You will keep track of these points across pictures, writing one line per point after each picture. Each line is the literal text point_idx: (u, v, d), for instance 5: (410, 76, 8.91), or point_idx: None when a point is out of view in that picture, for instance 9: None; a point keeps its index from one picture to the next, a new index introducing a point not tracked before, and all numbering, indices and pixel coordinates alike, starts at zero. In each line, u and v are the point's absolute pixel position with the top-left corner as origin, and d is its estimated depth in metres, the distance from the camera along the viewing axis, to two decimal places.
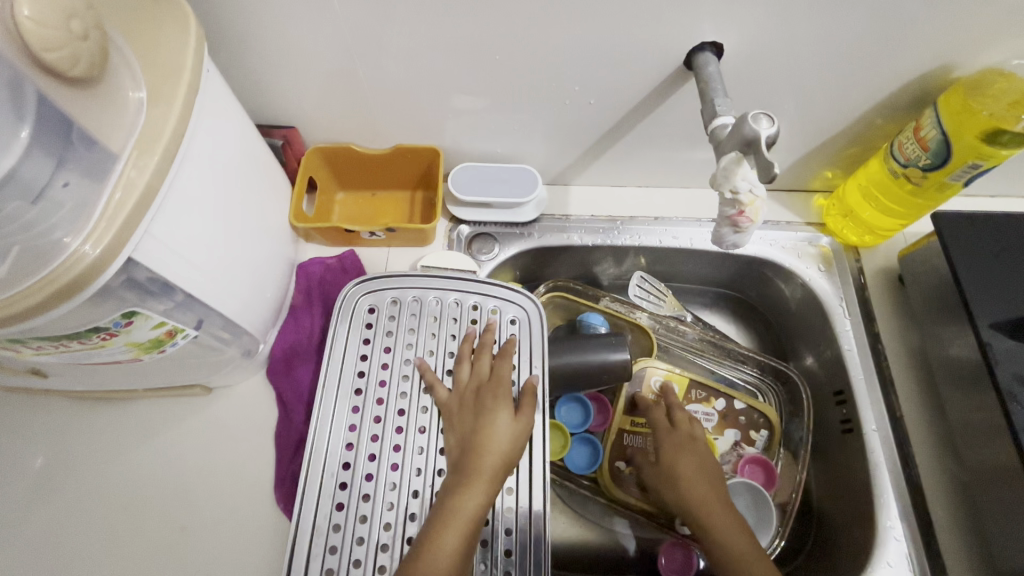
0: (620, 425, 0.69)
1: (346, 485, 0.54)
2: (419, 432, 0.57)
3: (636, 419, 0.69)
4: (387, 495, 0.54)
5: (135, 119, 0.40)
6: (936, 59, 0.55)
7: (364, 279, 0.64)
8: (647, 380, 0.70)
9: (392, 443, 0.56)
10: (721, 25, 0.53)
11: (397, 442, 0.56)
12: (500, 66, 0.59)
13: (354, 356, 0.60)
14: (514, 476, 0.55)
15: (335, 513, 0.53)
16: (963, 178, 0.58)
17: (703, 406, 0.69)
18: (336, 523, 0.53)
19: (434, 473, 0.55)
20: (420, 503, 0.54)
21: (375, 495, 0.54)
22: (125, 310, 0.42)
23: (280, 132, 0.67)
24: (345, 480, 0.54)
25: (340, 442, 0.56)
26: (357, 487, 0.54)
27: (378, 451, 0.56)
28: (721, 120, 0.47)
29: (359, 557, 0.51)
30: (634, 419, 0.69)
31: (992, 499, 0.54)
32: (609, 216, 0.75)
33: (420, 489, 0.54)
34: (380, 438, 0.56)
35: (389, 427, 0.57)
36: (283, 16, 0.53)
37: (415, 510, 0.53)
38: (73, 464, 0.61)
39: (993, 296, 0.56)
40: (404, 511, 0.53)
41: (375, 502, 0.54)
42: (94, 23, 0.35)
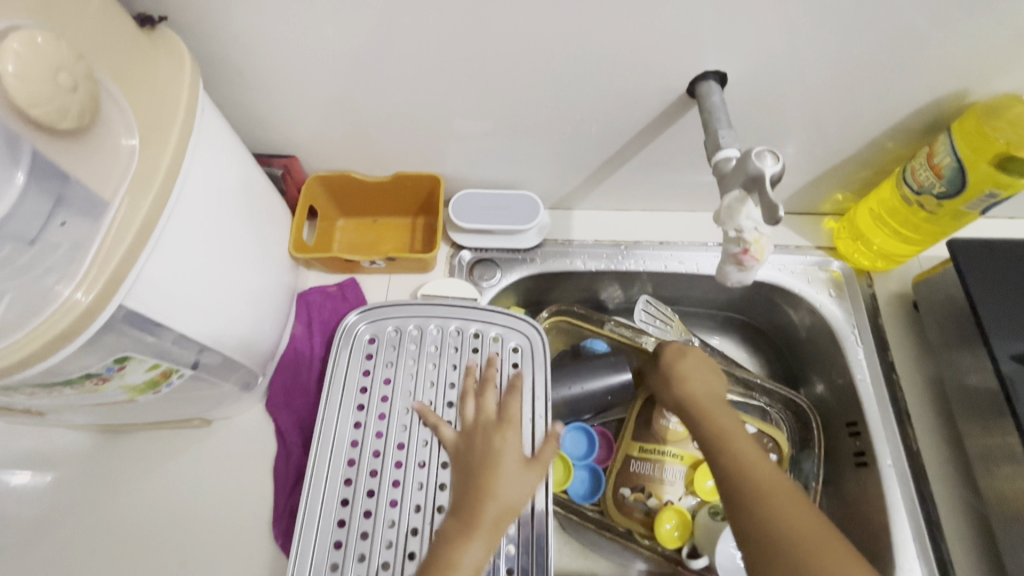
0: (627, 451, 0.67)
1: (344, 522, 0.53)
2: (418, 467, 0.56)
3: (646, 447, 0.67)
4: (386, 533, 0.53)
5: (128, 165, 0.39)
6: (948, 84, 0.53)
7: (364, 308, 0.63)
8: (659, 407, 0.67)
9: (392, 478, 0.55)
10: (724, 54, 0.52)
11: (396, 477, 0.55)
12: (501, 95, 0.59)
13: (354, 388, 0.59)
14: None
15: (333, 551, 0.52)
16: (980, 207, 0.56)
17: None
18: (334, 562, 0.52)
19: (435, 510, 0.54)
20: (419, 541, 0.52)
21: (374, 533, 0.53)
22: (119, 355, 0.42)
23: (280, 162, 0.66)
24: (344, 517, 0.53)
25: (339, 477, 0.55)
26: (355, 525, 0.53)
27: (377, 486, 0.55)
28: (725, 152, 0.46)
29: None
30: (642, 445, 0.67)
31: (1014, 540, 0.52)
32: (613, 240, 0.74)
33: (420, 527, 0.53)
34: (379, 473, 0.55)
35: (389, 462, 0.56)
36: (283, 50, 0.53)
37: (414, 548, 0.52)
38: (73, 498, 0.61)
39: (1014, 328, 0.54)
40: (404, 550, 0.52)
41: (374, 541, 0.52)
42: (85, 74, 0.35)
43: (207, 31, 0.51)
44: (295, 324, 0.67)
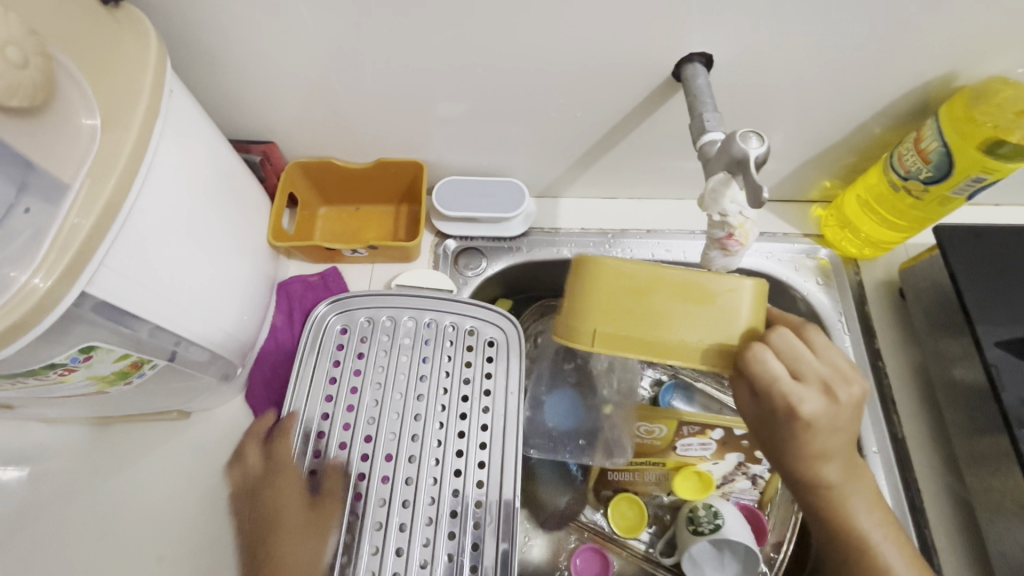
0: (603, 465, 0.65)
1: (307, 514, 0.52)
2: (385, 460, 0.55)
3: (622, 461, 0.64)
4: (348, 526, 0.52)
5: (90, 147, 0.38)
6: (937, 67, 0.53)
7: (335, 299, 0.62)
8: (632, 428, 0.63)
9: (357, 472, 0.54)
10: (709, 35, 0.51)
11: (362, 470, 0.54)
12: (483, 79, 0.57)
13: (323, 380, 0.58)
14: (481, 491, 0.54)
15: None
16: (966, 192, 0.55)
17: (699, 438, 0.60)
18: None
19: (399, 504, 0.53)
20: (383, 536, 0.52)
21: (337, 527, 0.52)
22: (83, 345, 0.41)
23: (259, 148, 0.65)
24: (307, 509, 0.53)
25: (304, 470, 0.54)
26: (318, 518, 0.52)
27: (343, 479, 0.54)
28: (710, 136, 0.45)
29: None
30: (617, 461, 0.64)
31: (998, 529, 0.52)
32: (600, 229, 0.73)
33: (382, 520, 0.52)
34: (345, 466, 0.54)
35: (354, 455, 0.55)
36: (258, 31, 0.52)
37: (376, 543, 0.51)
38: (48, 492, 0.59)
39: (999, 315, 0.54)
40: (366, 545, 0.51)
41: (336, 535, 0.52)
42: (37, 49, 0.33)
43: (176, 10, 0.49)
44: (275, 314, 0.65)
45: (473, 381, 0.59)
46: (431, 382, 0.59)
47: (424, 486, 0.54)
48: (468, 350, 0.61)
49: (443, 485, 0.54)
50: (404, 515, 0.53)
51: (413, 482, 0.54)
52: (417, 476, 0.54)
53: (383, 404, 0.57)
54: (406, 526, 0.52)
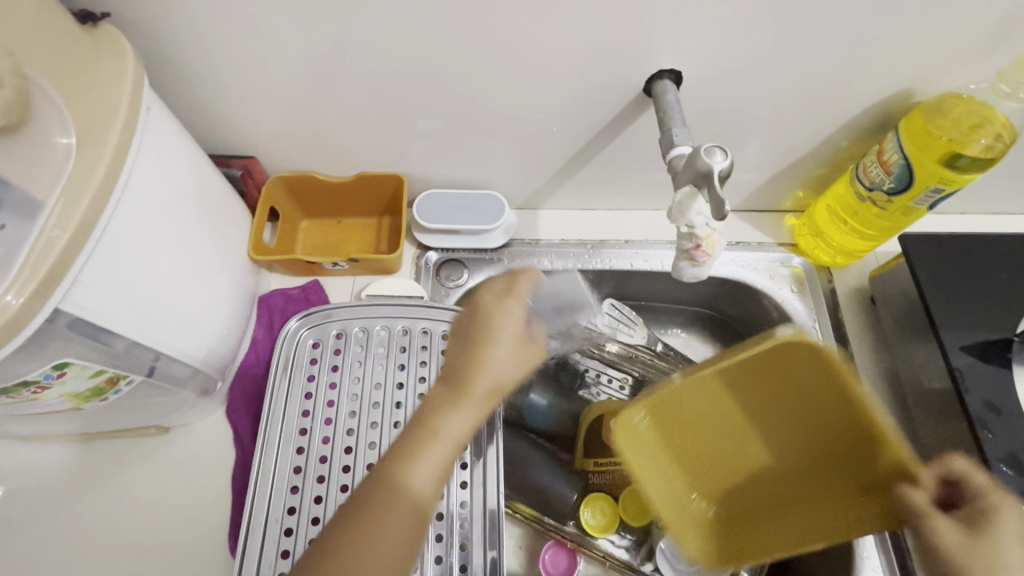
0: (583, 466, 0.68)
1: (291, 531, 0.52)
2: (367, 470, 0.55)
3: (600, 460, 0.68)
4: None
5: (64, 165, 0.38)
6: (895, 84, 0.55)
7: (305, 314, 0.62)
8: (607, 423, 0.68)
9: (338, 484, 0.54)
10: (678, 52, 0.53)
11: (344, 482, 0.54)
12: (460, 95, 0.59)
13: (298, 394, 0.58)
14: (468, 489, 0.55)
15: (280, 561, 0.51)
16: (927, 202, 0.57)
17: None
18: (281, 573, 0.50)
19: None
20: None
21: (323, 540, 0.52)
22: (58, 361, 0.41)
23: (239, 163, 0.65)
24: (290, 525, 0.52)
25: (285, 485, 0.54)
26: (302, 533, 0.52)
27: (325, 492, 0.54)
28: (678, 150, 0.46)
29: None
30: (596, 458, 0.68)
31: None
32: (580, 239, 0.74)
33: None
34: (326, 479, 0.54)
35: (335, 466, 0.55)
36: (236, 50, 0.52)
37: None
38: (23, 511, 0.58)
39: (961, 320, 0.56)
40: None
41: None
42: (13, 70, 0.34)
43: (154, 28, 0.50)
44: (257, 328, 0.65)
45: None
46: (408, 389, 0.59)
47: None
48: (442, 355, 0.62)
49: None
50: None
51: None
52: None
53: (362, 416, 0.58)
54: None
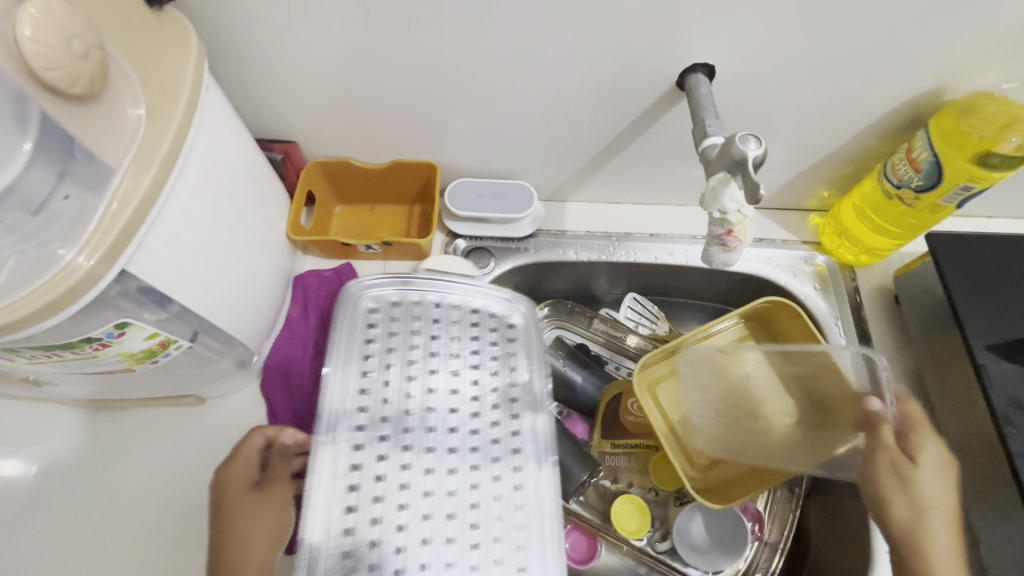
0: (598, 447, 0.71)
1: (351, 507, 0.49)
2: (426, 450, 0.53)
3: (616, 443, 0.70)
4: (394, 520, 0.49)
5: (134, 135, 0.40)
6: (928, 82, 0.56)
7: (365, 279, 0.59)
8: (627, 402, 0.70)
9: (399, 456, 0.52)
10: (712, 48, 0.54)
11: (404, 456, 0.52)
12: (497, 86, 0.60)
13: (355, 370, 0.55)
14: (529, 471, 0.53)
15: (341, 537, 0.48)
16: (956, 200, 0.58)
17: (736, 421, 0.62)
18: (343, 549, 0.48)
19: (444, 495, 0.51)
20: (433, 522, 0.50)
21: (385, 517, 0.49)
22: (119, 321, 0.43)
23: (280, 147, 0.68)
24: (352, 501, 0.50)
25: (342, 458, 0.51)
26: (364, 508, 0.49)
27: (385, 466, 0.51)
28: (711, 139, 0.47)
29: None
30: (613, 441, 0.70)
31: (988, 523, 0.54)
32: (605, 232, 0.76)
33: (429, 511, 0.50)
34: (387, 452, 0.52)
35: (397, 439, 0.53)
36: (285, 36, 0.55)
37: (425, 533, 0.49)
38: (67, 471, 0.61)
39: (987, 318, 0.56)
40: (417, 537, 0.49)
41: (384, 526, 0.49)
42: (96, 43, 0.36)
43: (212, 13, 0.52)
44: (291, 307, 0.68)
45: (500, 359, 0.59)
46: (463, 369, 0.57)
47: (466, 474, 0.52)
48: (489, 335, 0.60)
49: (484, 472, 0.53)
50: (450, 504, 0.51)
51: (455, 471, 0.52)
52: (459, 466, 0.52)
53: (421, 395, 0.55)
54: (455, 515, 0.50)
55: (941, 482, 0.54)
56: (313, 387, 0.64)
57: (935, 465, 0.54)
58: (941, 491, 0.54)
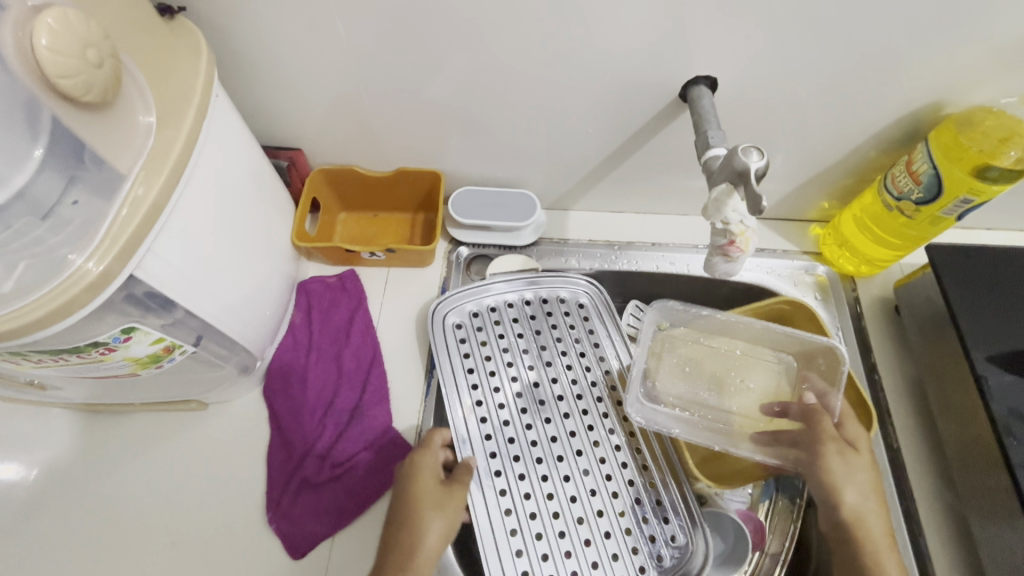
0: None
1: (505, 491, 0.59)
2: (550, 443, 0.62)
3: None
4: (526, 506, 0.59)
5: (144, 141, 0.41)
6: (927, 96, 0.56)
7: (440, 299, 0.68)
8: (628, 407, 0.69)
9: (529, 439, 0.62)
10: (714, 61, 0.55)
11: (533, 438, 0.62)
12: (500, 96, 0.61)
13: (463, 386, 0.64)
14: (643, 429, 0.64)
15: (507, 518, 0.58)
16: (955, 213, 0.59)
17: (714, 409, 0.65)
18: (512, 528, 0.58)
19: (563, 480, 0.60)
20: (574, 484, 0.60)
21: (535, 492, 0.60)
22: (125, 325, 0.43)
23: (286, 154, 0.69)
24: (503, 487, 0.60)
25: (483, 450, 0.61)
26: (515, 490, 0.59)
27: (520, 451, 0.61)
28: (714, 150, 0.48)
29: (545, 551, 0.57)
30: None
31: (990, 535, 0.54)
32: (607, 241, 0.76)
33: (554, 492, 0.60)
34: (517, 439, 0.62)
35: (519, 425, 0.63)
36: (293, 45, 0.56)
37: (556, 509, 0.59)
38: (68, 476, 0.61)
39: (987, 329, 0.56)
40: (572, 517, 0.59)
41: (537, 498, 0.59)
42: (110, 52, 0.37)
43: (222, 23, 0.53)
44: (294, 312, 0.68)
45: (583, 342, 0.69)
46: (556, 364, 0.67)
47: (577, 460, 0.61)
48: (571, 326, 0.70)
49: (591, 457, 0.62)
50: (571, 488, 0.60)
51: (565, 458, 0.61)
52: (568, 453, 0.62)
53: (525, 395, 0.64)
54: (577, 497, 0.60)
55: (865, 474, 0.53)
56: (315, 392, 0.64)
57: (865, 460, 0.54)
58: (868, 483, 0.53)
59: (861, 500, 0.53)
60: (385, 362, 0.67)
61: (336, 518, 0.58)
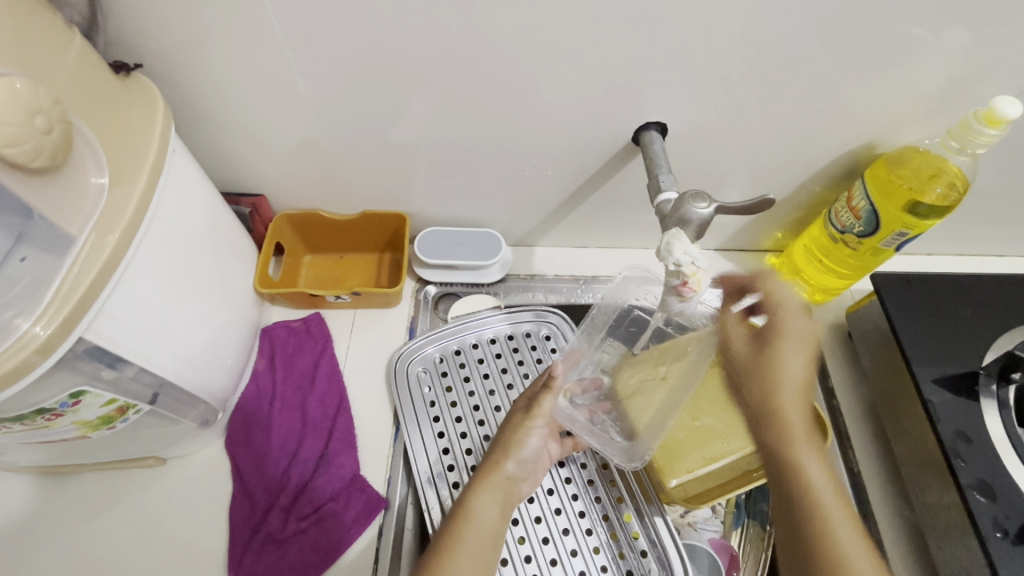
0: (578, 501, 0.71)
1: None
2: None
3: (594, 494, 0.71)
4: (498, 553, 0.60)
5: (95, 203, 0.41)
6: (860, 137, 0.60)
7: (401, 352, 0.68)
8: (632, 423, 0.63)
9: None
10: (662, 108, 0.58)
11: None
12: (461, 142, 0.63)
13: (429, 433, 0.64)
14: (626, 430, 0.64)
15: None
16: (894, 244, 0.62)
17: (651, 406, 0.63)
18: None
19: (535, 522, 0.62)
20: (546, 526, 0.62)
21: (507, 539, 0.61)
22: (74, 390, 0.42)
23: (248, 201, 0.69)
24: None
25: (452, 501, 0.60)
26: None
27: None
28: (664, 195, 0.50)
29: None
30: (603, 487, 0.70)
31: (946, 556, 0.55)
32: (572, 275, 0.78)
33: (526, 535, 0.62)
34: None
35: None
36: (255, 97, 0.56)
37: (528, 553, 0.61)
38: (7, 546, 0.57)
39: (931, 354, 0.59)
40: (545, 560, 0.60)
41: (509, 544, 0.61)
42: (59, 116, 0.37)
43: (181, 78, 0.54)
44: (257, 359, 0.67)
45: None
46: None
47: (547, 500, 0.64)
48: (538, 361, 0.71)
49: (562, 495, 0.64)
50: (543, 529, 0.62)
51: (537, 500, 0.64)
52: (538, 494, 0.64)
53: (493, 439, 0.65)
54: (550, 538, 0.62)
55: (798, 365, 0.48)
56: (280, 443, 0.62)
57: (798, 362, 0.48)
58: (823, 476, 0.44)
59: (815, 454, 0.45)
60: (352, 407, 0.66)
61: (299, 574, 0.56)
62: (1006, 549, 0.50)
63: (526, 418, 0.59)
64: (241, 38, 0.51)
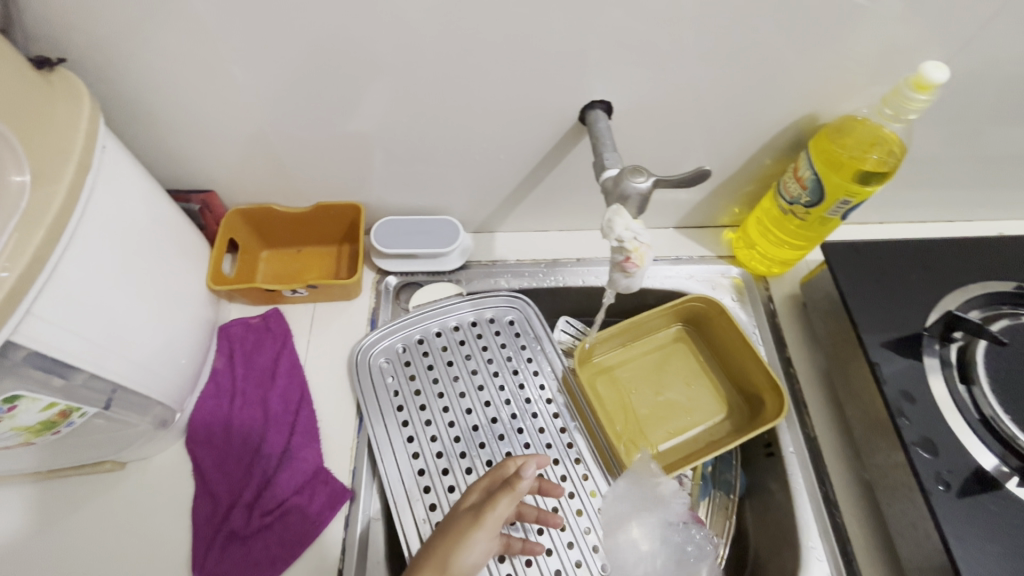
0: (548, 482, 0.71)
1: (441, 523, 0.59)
2: None
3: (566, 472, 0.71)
4: None
5: (16, 203, 0.40)
6: (803, 109, 0.61)
7: (363, 343, 0.68)
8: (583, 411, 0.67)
9: (464, 468, 0.63)
10: (606, 86, 0.58)
11: (467, 466, 0.63)
12: (409, 129, 0.62)
13: (393, 422, 0.64)
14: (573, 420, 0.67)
15: None
16: (839, 213, 0.63)
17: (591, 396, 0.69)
18: None
19: None
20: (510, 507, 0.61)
21: None
22: (8, 395, 0.41)
23: (198, 197, 0.67)
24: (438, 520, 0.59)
25: (417, 487, 0.61)
26: None
27: (455, 481, 0.62)
28: (608, 171, 0.50)
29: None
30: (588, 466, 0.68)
31: (895, 511, 0.57)
32: (534, 259, 0.78)
33: None
34: (451, 471, 0.62)
35: (453, 455, 0.63)
36: (191, 90, 0.55)
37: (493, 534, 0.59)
38: None
39: (877, 318, 0.61)
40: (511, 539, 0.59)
41: None
42: None
43: (110, 72, 0.52)
44: (216, 357, 0.66)
45: (514, 358, 0.71)
46: (487, 387, 0.68)
47: None
48: (502, 347, 0.71)
49: None
50: None
51: None
52: None
53: (457, 425, 0.65)
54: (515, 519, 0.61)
55: None
56: (241, 440, 0.62)
57: None
58: None
59: None
60: (316, 401, 0.66)
61: (265, 570, 0.56)
62: (947, 500, 0.52)
63: (475, 525, 0.49)
64: (169, 30, 0.49)
